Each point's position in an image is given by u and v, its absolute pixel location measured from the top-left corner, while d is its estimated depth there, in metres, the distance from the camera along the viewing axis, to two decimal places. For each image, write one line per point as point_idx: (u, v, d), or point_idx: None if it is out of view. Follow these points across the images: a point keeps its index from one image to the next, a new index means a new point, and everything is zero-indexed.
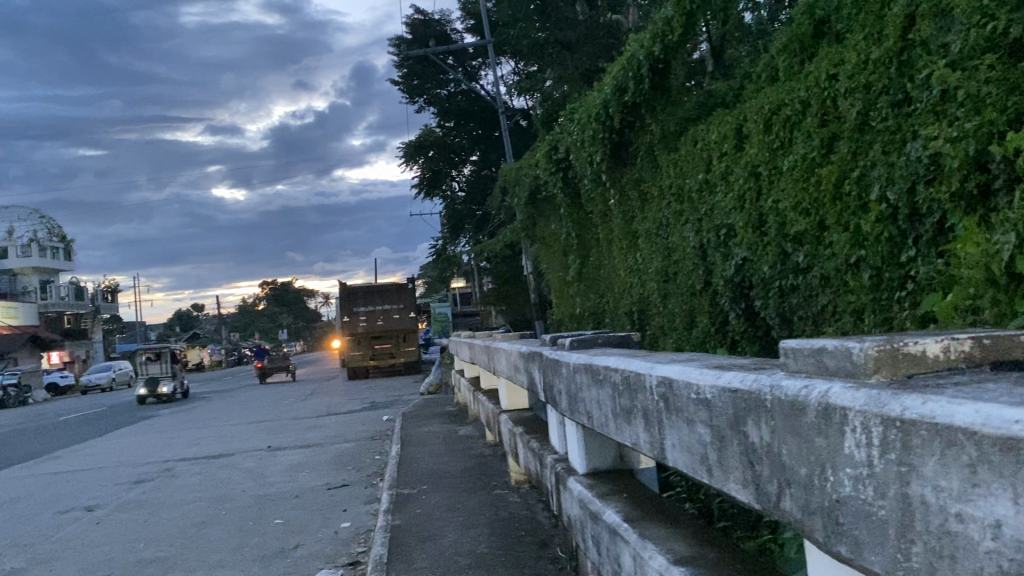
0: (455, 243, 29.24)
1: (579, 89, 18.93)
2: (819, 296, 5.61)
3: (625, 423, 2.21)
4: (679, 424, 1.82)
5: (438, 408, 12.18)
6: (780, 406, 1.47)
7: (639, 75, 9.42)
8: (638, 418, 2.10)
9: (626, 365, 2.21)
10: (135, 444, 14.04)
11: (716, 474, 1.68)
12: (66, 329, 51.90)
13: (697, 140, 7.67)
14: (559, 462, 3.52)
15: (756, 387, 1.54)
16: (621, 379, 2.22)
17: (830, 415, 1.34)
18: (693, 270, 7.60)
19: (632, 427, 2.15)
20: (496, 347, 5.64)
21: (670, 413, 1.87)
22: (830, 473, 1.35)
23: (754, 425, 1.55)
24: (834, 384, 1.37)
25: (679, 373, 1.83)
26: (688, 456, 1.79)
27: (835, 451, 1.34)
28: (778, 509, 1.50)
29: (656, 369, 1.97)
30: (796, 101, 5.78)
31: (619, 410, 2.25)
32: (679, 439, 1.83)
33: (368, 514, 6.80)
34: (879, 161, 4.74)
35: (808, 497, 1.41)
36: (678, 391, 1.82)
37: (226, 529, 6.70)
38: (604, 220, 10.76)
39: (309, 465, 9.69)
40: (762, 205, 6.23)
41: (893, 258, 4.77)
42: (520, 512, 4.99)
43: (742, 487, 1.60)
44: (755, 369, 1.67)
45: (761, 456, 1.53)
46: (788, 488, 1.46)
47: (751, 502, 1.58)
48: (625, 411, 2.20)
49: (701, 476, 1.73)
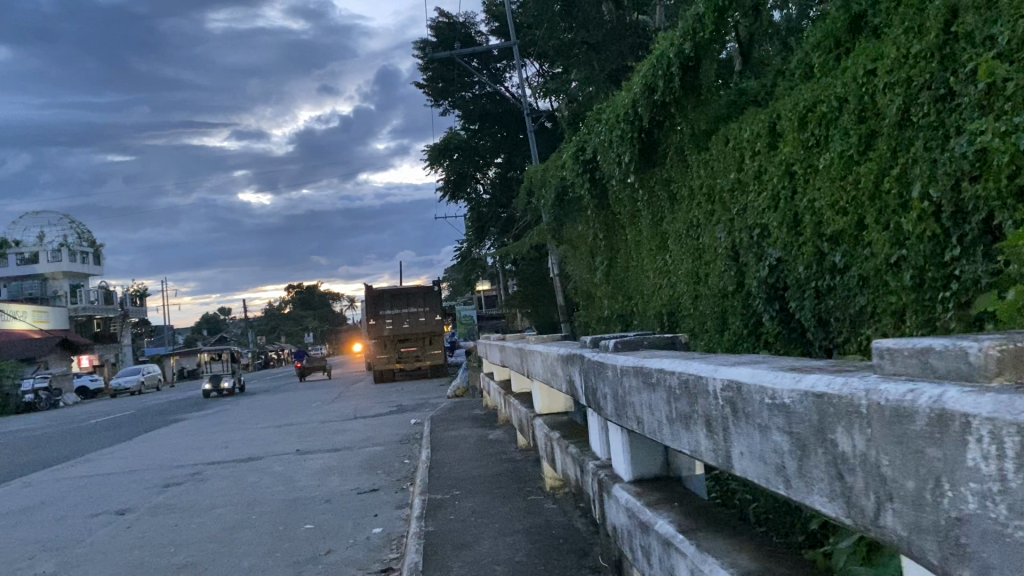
0: (479, 246, 28.92)
1: (606, 89, 18.77)
2: (856, 297, 5.40)
3: (684, 428, 2.07)
4: (750, 430, 1.68)
5: (467, 412, 12.07)
6: (879, 412, 1.30)
7: (669, 75, 9.27)
8: (699, 424, 1.95)
9: (683, 367, 2.06)
10: (164, 447, 14.08)
11: (797, 486, 1.53)
12: (97, 334, 52.53)
13: (729, 139, 7.50)
14: (602, 468, 3.39)
15: (848, 391, 1.38)
16: (678, 382, 2.07)
17: (946, 424, 1.17)
18: (724, 271, 7.41)
19: (691, 433, 2.01)
20: (529, 350, 5.51)
21: (738, 420, 1.73)
22: (948, 488, 1.18)
23: (846, 432, 1.38)
24: (950, 388, 1.20)
25: (748, 377, 1.69)
26: (761, 465, 1.65)
27: (955, 464, 1.16)
28: (877, 527, 1.33)
29: (720, 372, 1.82)
30: (832, 98, 5.61)
31: (676, 416, 2.11)
32: (749, 447, 1.69)
33: (399, 519, 6.70)
34: (921, 158, 4.56)
35: (917, 516, 1.24)
36: (749, 396, 1.67)
37: (256, 534, 6.63)
38: (632, 221, 10.59)
39: (338, 469, 9.62)
40: (797, 204, 6.05)
41: (937, 258, 4.56)
42: (556, 519, 4.87)
43: (829, 500, 1.44)
44: (845, 372, 1.52)
45: (855, 466, 1.37)
46: (889, 502, 1.29)
47: (842, 518, 1.41)
48: (683, 416, 2.05)
49: (779, 488, 1.59)
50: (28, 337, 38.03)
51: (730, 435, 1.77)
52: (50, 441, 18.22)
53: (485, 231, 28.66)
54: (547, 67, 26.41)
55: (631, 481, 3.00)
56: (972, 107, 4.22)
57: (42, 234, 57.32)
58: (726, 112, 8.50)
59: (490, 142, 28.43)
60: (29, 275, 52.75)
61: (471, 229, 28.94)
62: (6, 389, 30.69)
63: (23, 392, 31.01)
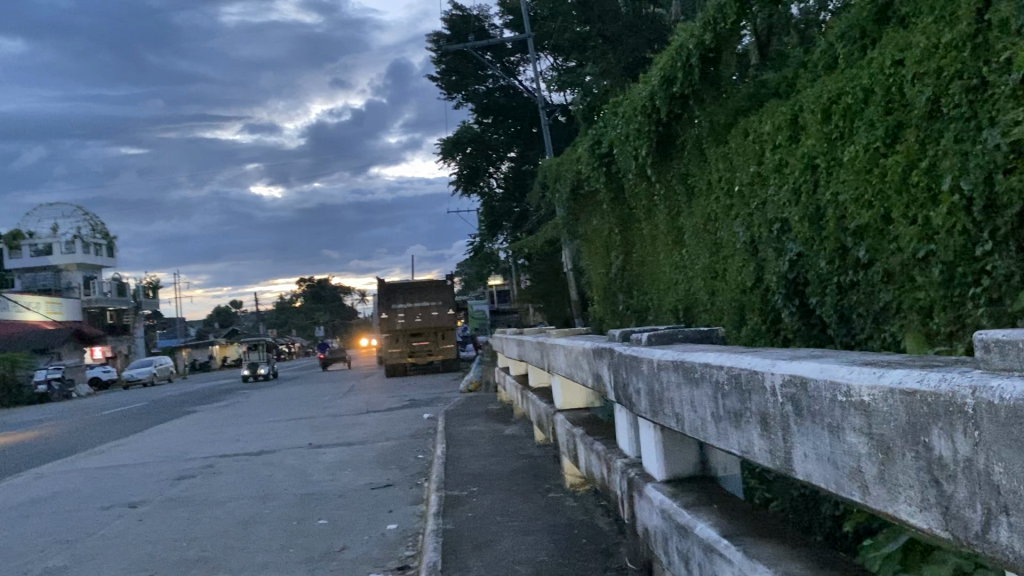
0: (492, 241, 29.31)
1: (622, 82, 18.59)
2: (880, 293, 5.20)
3: (731, 427, 1.96)
4: (818, 430, 1.56)
5: (481, 406, 11.96)
6: (988, 413, 1.17)
7: (688, 67, 9.11)
8: (752, 422, 1.83)
9: (732, 362, 1.95)
10: (177, 439, 14.03)
11: (879, 493, 1.41)
12: (110, 326, 52.69)
13: (750, 133, 7.32)
14: (631, 467, 3.25)
15: (947, 389, 1.25)
16: (726, 377, 1.96)
17: None
18: (742, 266, 7.21)
19: (742, 432, 1.89)
20: (549, 343, 5.38)
21: (803, 418, 1.61)
22: None
23: (944, 435, 1.26)
24: None
25: (816, 372, 1.58)
26: (831, 469, 1.53)
27: None
28: (983, 541, 1.20)
29: (780, 367, 1.70)
30: (857, 89, 5.44)
31: (722, 413, 2.00)
32: (817, 449, 1.57)
33: (414, 515, 6.59)
34: (952, 150, 4.40)
35: None
36: (818, 392, 1.56)
37: (270, 529, 6.53)
38: (647, 215, 10.41)
39: (352, 463, 9.52)
40: (819, 197, 5.85)
41: (968, 253, 4.38)
42: (577, 517, 4.74)
43: (921, 510, 1.32)
44: (938, 367, 1.39)
45: (955, 474, 1.24)
46: (1002, 515, 1.16)
47: (937, 529, 1.29)
48: (731, 413, 1.94)
49: (854, 495, 1.47)
50: (41, 329, 38.15)
51: (790, 434, 1.66)
52: (63, 433, 18.21)
53: (498, 226, 28.98)
54: (562, 61, 26.21)
55: (665, 480, 2.87)
56: (1008, 98, 4.07)
57: (56, 226, 57.50)
58: (745, 104, 8.31)
59: (503, 136, 28.29)
60: (43, 266, 52.94)
61: (483, 223, 29.11)
62: (20, 380, 30.79)
63: (37, 383, 31.11)
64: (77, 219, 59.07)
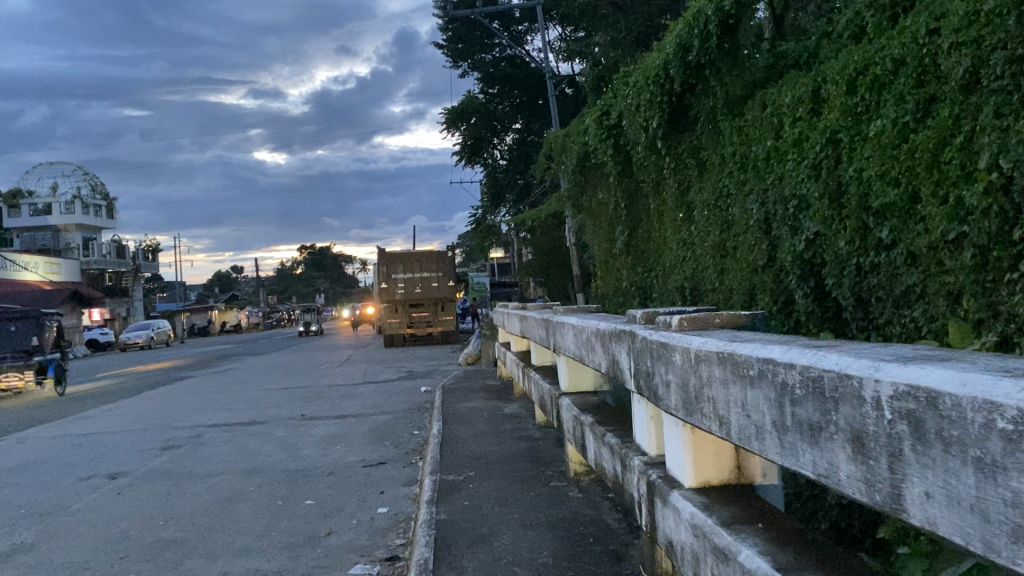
0: (494, 214, 28.08)
1: (632, 53, 18.03)
2: (903, 276, 4.70)
3: (801, 440, 1.59)
4: (958, 467, 1.19)
5: (480, 382, 11.60)
6: None
7: (706, 34, 8.60)
8: (841, 442, 1.45)
9: (810, 359, 1.57)
10: (168, 405, 13.68)
11: None
12: (108, 288, 52.42)
13: (770, 105, 6.83)
14: (652, 467, 2.85)
15: None
16: (797, 379, 1.59)
17: None
18: (754, 244, 6.73)
19: (823, 452, 1.51)
20: (556, 320, 4.97)
21: (933, 448, 1.23)
22: None
23: None
24: None
25: (956, 386, 1.19)
26: (977, 521, 1.17)
27: None
28: None
29: (891, 375, 1.32)
30: (887, 59, 5.00)
31: (789, 423, 1.63)
32: (952, 493, 1.21)
33: (408, 498, 6.22)
34: (990, 126, 3.98)
35: None
36: (961, 414, 1.18)
37: (252, 509, 6.15)
38: (655, 189, 9.93)
39: (344, 438, 9.16)
40: (841, 173, 5.36)
41: (1004, 235, 3.94)
42: (583, 511, 4.35)
43: None
44: None
45: None
46: None
47: None
48: (802, 423, 1.57)
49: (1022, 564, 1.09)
50: (39, 288, 37.75)
51: (903, 462, 1.30)
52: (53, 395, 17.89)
53: (501, 199, 28.10)
54: (571, 31, 25.54)
55: (696, 489, 2.48)
56: None
57: (54, 185, 56.87)
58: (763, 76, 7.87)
59: (508, 107, 27.74)
60: (41, 226, 52.38)
61: (486, 195, 28.34)
62: None
63: None
64: (75, 178, 58.61)
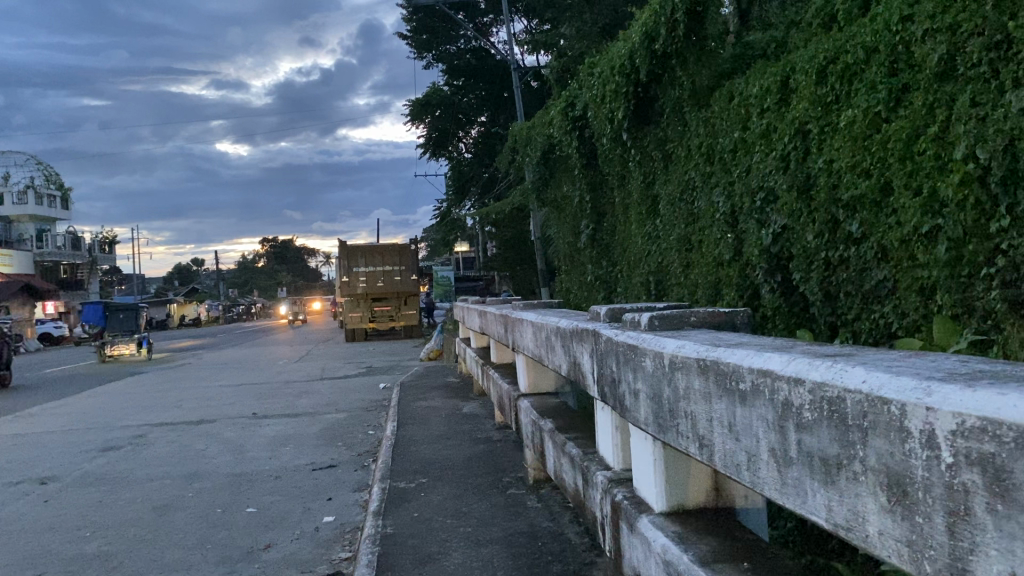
0: (460, 208, 27.64)
1: (598, 44, 17.71)
2: (872, 271, 4.40)
3: (810, 475, 1.31)
4: None
5: (440, 379, 11.21)
6: None
7: (673, 22, 8.25)
8: (876, 486, 1.18)
9: (823, 375, 1.29)
10: (114, 403, 13.08)
11: None
12: (63, 281, 50.99)
13: (736, 95, 6.52)
14: (618, 486, 2.51)
15: None
16: (808, 400, 1.31)
17: None
18: (721, 239, 6.40)
19: (850, 497, 1.23)
20: (515, 316, 4.60)
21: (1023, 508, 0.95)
22: None
23: None
24: None
25: None
26: None
27: None
28: None
29: (956, 405, 1.04)
30: (858, 46, 4.68)
31: (795, 454, 1.34)
32: None
33: (356, 505, 5.83)
34: (966, 115, 3.68)
35: None
36: None
37: (187, 518, 5.73)
38: (621, 182, 9.58)
39: (295, 439, 8.72)
40: (810, 165, 5.04)
41: (981, 228, 3.65)
42: (540, 525, 4.00)
43: None
44: None
45: None
46: None
47: None
48: (815, 456, 1.30)
49: None
50: None
51: (973, 523, 1.03)
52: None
53: (466, 191, 27.67)
54: (536, 23, 25.24)
55: (670, 516, 2.14)
56: None
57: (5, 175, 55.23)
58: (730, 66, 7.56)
59: (473, 100, 27.20)
60: None
61: (451, 189, 27.97)
62: None
63: None
64: (29, 168, 56.91)
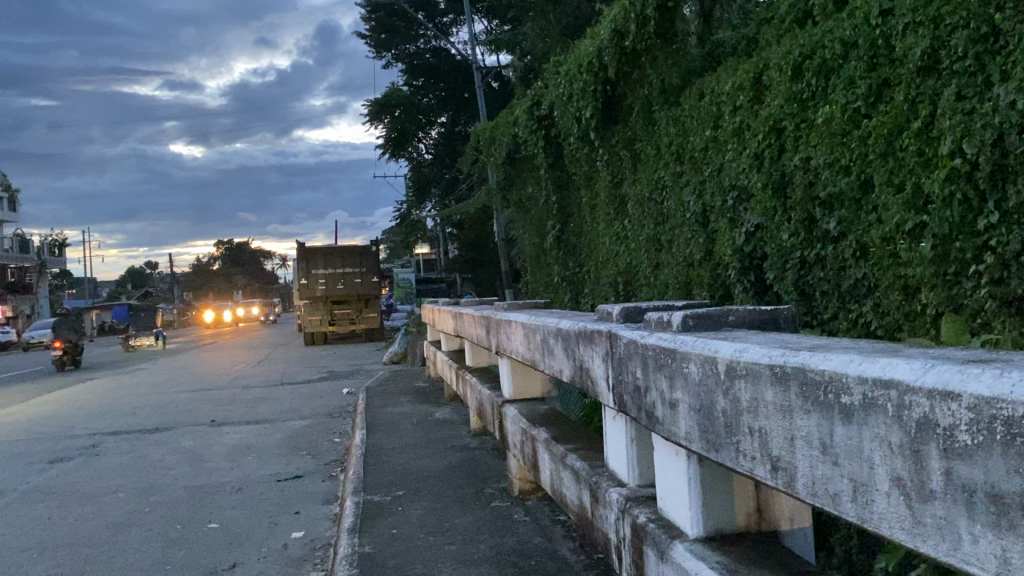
0: (420, 208, 27.12)
1: (561, 44, 17.45)
2: (850, 269, 4.20)
3: (963, 512, 1.14)
4: None
5: (407, 383, 10.88)
6: None
7: (643, 19, 7.97)
8: None
9: (986, 389, 1.10)
10: (63, 411, 12.52)
11: None
12: (10, 285, 49.49)
13: (706, 93, 6.28)
14: (638, 505, 2.25)
15: None
16: (966, 419, 1.13)
17: None
18: (692, 238, 6.17)
19: None
20: (500, 318, 4.35)
21: None
22: None
23: None
24: None
25: None
26: None
27: None
28: None
29: None
30: (835, 41, 4.45)
31: (939, 489, 1.17)
32: None
33: (327, 519, 5.50)
34: (951, 110, 3.48)
35: None
36: None
37: (144, 536, 5.34)
38: (587, 182, 9.32)
39: (257, 448, 8.33)
40: (785, 162, 4.81)
41: (968, 224, 3.46)
42: (532, 541, 3.73)
43: None
44: None
45: None
46: None
47: None
48: (977, 490, 1.11)
49: None
50: None
51: None
52: None
53: (427, 192, 26.99)
54: (498, 24, 24.96)
55: (709, 541, 1.88)
56: None
57: None
58: (699, 65, 7.33)
59: (433, 100, 26.79)
60: None
61: (411, 190, 27.35)
62: None
63: None
64: None
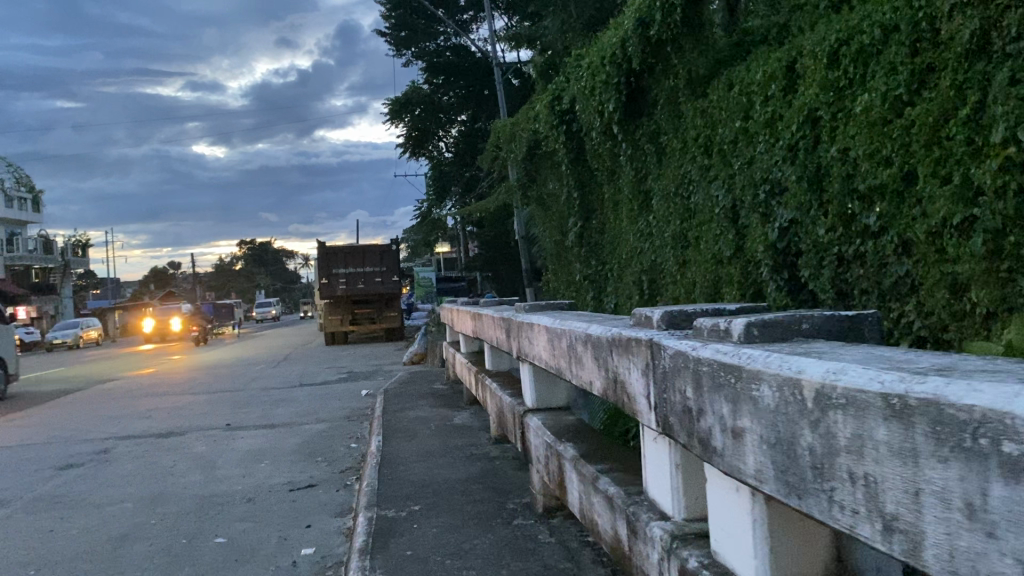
0: (440, 207, 26.83)
1: (582, 37, 16.98)
2: (892, 267, 3.83)
3: None
4: None
5: (426, 386, 10.55)
6: None
7: (668, 8, 7.53)
8: None
9: None
10: (78, 414, 12.31)
11: None
12: (36, 285, 49.95)
13: (736, 83, 5.88)
14: (691, 544, 1.92)
15: None
16: None
17: None
18: (721, 234, 5.81)
19: None
20: (519, 321, 4.03)
21: None
22: None
23: None
24: None
25: None
26: None
27: None
28: None
29: None
30: (875, 23, 4.04)
31: None
32: None
33: (339, 533, 5.19)
34: (1004, 95, 3.10)
35: None
36: None
37: (146, 552, 5.06)
38: (611, 178, 8.95)
39: (271, 454, 8.05)
40: (819, 154, 4.41)
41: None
42: (560, 565, 3.40)
43: None
44: None
45: None
46: None
47: None
48: None
49: None
50: None
51: None
52: None
53: (446, 191, 26.72)
54: (518, 19, 24.45)
55: None
56: None
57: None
58: (727, 54, 6.90)
59: (453, 98, 26.36)
60: None
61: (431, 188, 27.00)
62: None
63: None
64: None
